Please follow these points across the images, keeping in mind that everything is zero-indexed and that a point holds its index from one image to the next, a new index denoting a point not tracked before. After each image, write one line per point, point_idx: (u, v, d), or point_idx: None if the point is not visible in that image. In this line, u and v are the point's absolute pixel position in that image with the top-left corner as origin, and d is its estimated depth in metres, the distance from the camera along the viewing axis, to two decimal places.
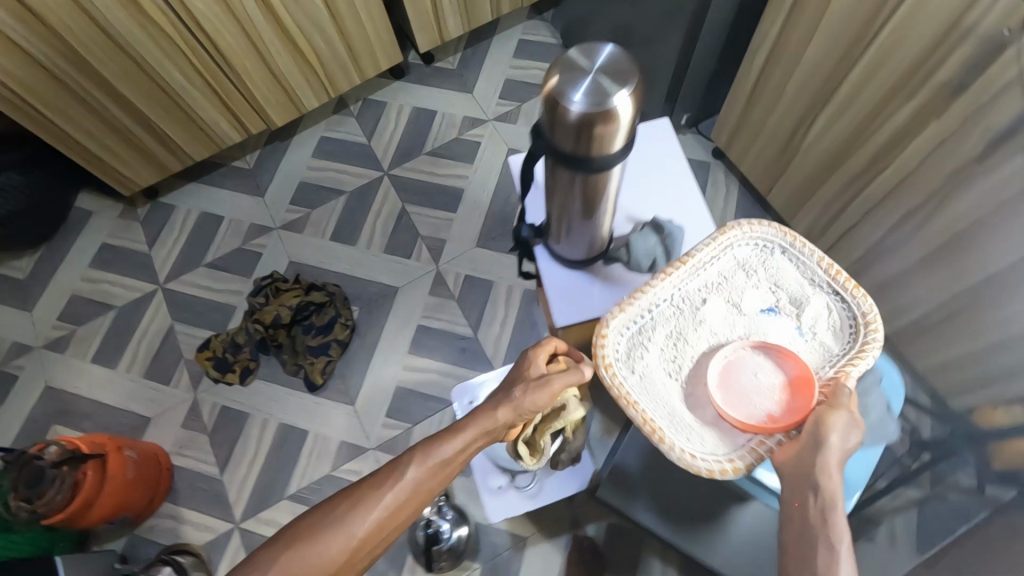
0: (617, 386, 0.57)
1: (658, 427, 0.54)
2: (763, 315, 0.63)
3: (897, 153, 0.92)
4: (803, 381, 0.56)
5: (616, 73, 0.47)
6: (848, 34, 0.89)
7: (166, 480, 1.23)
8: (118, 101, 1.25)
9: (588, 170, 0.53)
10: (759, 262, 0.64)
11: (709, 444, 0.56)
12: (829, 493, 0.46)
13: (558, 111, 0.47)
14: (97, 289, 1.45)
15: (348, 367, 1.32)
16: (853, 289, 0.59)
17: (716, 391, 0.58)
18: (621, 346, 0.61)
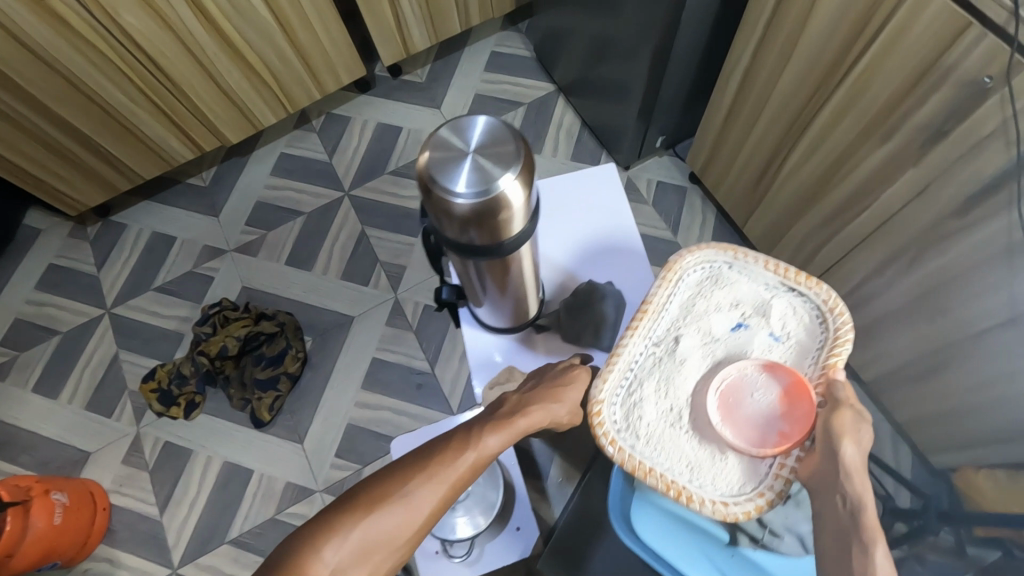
0: (628, 461, 0.61)
1: (679, 487, 0.59)
2: (736, 331, 0.67)
3: (875, 197, 0.84)
4: (798, 388, 0.60)
5: (496, 147, 0.41)
6: (821, 67, 0.81)
7: (102, 522, 1.18)
8: (55, 122, 1.17)
9: (499, 252, 0.47)
10: (714, 280, 0.69)
11: (735, 479, 0.60)
12: (855, 499, 0.51)
13: (439, 202, 0.41)
14: (42, 313, 1.38)
15: (299, 402, 1.26)
16: (805, 281, 0.64)
17: (722, 426, 0.61)
18: (616, 412, 0.64)
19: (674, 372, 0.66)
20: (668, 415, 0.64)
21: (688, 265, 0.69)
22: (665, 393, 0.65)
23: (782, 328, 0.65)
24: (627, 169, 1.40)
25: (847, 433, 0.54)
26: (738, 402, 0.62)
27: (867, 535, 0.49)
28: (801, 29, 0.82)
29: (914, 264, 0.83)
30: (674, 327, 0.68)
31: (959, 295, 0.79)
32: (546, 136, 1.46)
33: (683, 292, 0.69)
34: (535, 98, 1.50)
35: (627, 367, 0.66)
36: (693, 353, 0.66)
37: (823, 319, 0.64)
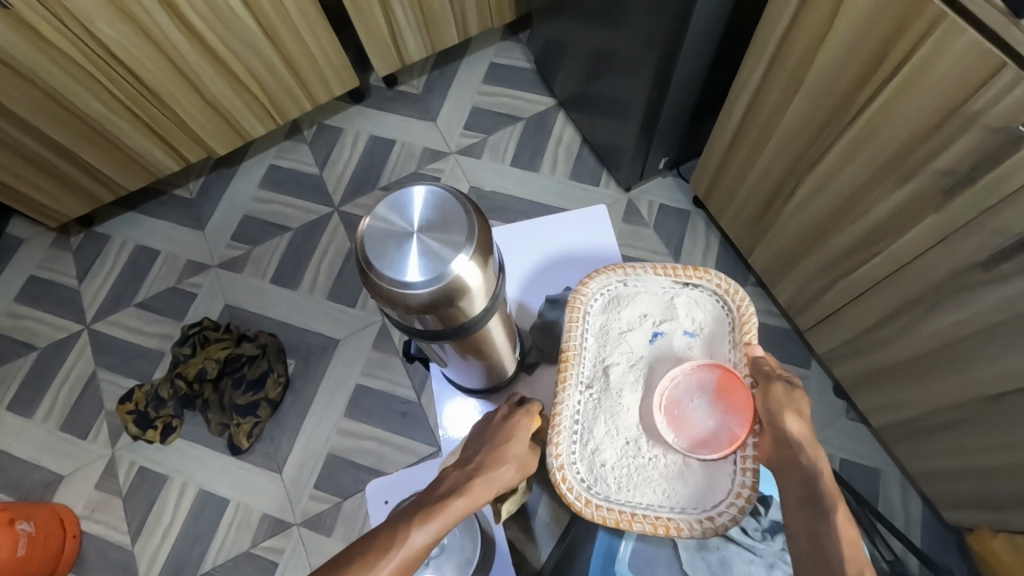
0: (609, 517, 0.57)
1: (665, 521, 0.56)
2: (655, 341, 0.64)
3: (891, 240, 0.78)
4: (728, 380, 0.59)
5: (442, 230, 0.45)
6: (832, 100, 0.76)
7: (72, 549, 1.13)
8: (35, 135, 1.13)
9: (462, 331, 0.51)
10: (617, 300, 0.65)
11: (709, 489, 0.57)
12: (811, 468, 0.52)
13: (400, 294, 0.44)
14: (20, 326, 1.34)
15: (278, 428, 1.21)
16: (692, 274, 0.63)
17: (677, 440, 0.58)
18: (579, 469, 0.59)
19: (613, 410, 0.61)
20: (627, 450, 0.60)
21: (593, 290, 0.64)
22: (616, 431, 0.61)
23: (693, 322, 0.63)
24: (628, 190, 1.34)
25: (786, 410, 0.54)
26: (683, 413, 0.59)
27: (827, 501, 0.51)
28: (811, 57, 0.76)
29: (931, 314, 0.78)
30: (597, 359, 0.64)
31: (983, 348, 0.73)
32: (545, 153, 1.40)
33: (593, 319, 0.65)
34: (534, 112, 1.44)
35: (571, 419, 0.61)
36: (625, 380, 0.62)
37: (723, 300, 0.62)
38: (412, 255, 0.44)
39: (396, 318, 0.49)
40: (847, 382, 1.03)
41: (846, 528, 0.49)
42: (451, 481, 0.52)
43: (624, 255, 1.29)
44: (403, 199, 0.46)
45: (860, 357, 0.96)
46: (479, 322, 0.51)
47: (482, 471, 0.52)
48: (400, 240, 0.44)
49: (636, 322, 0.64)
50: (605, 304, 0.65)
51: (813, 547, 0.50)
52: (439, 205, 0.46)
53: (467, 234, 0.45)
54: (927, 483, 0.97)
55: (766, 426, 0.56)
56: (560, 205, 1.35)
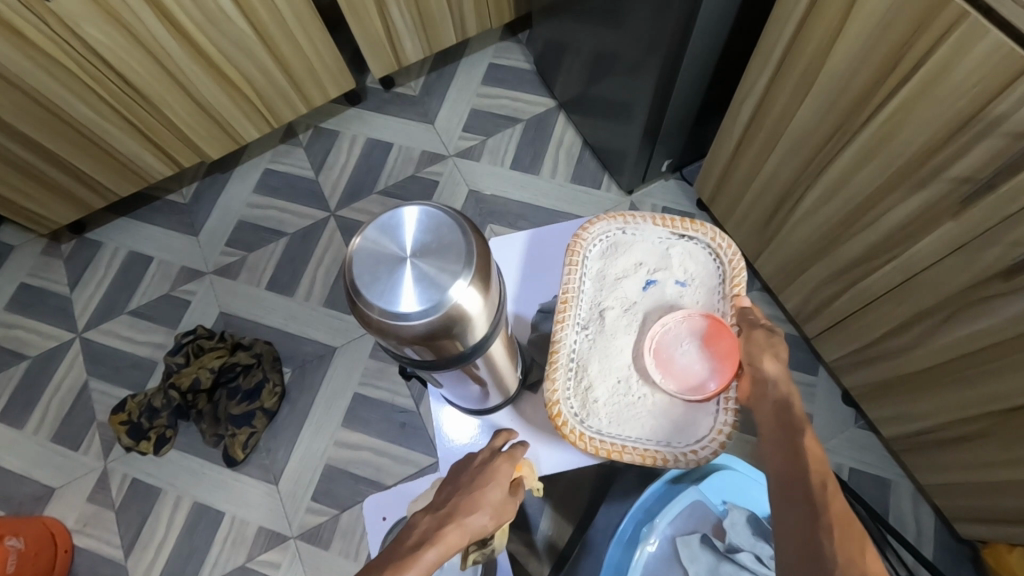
0: (601, 448, 0.59)
1: (653, 453, 0.58)
2: (648, 289, 0.64)
3: (905, 248, 0.76)
4: (716, 329, 0.61)
5: (437, 255, 0.42)
6: (842, 103, 0.74)
7: (63, 565, 1.11)
8: (22, 142, 1.10)
9: (459, 359, 0.48)
10: (613, 248, 0.66)
11: (692, 427, 0.59)
12: (784, 400, 0.56)
13: (398, 326, 0.42)
14: (10, 335, 1.31)
15: (274, 439, 1.18)
16: (690, 226, 0.64)
17: (664, 381, 0.60)
18: (573, 405, 0.61)
19: (608, 349, 0.63)
20: (618, 389, 0.62)
21: (592, 234, 0.65)
22: (609, 370, 0.62)
23: (685, 273, 0.65)
24: (630, 193, 1.32)
25: (766, 352, 0.58)
26: (673, 355, 0.61)
27: (797, 427, 0.54)
28: (821, 59, 0.73)
29: (947, 325, 0.76)
30: (594, 304, 0.65)
31: (1001, 360, 0.71)
32: (545, 157, 1.37)
33: (590, 265, 0.65)
34: (535, 114, 1.41)
35: (567, 358, 0.63)
36: (619, 324, 0.64)
37: (716, 254, 0.64)
38: (406, 282, 0.41)
39: (389, 347, 0.46)
40: (857, 391, 1.00)
41: (812, 447, 0.53)
42: (421, 527, 0.50)
43: None
44: (395, 221, 0.43)
45: (872, 366, 0.93)
46: (479, 350, 0.48)
47: (454, 516, 0.51)
48: (393, 267, 0.42)
49: (631, 270, 0.65)
50: (603, 250, 0.66)
51: (780, 462, 0.54)
52: (434, 229, 0.43)
53: (464, 259, 0.43)
54: (940, 495, 0.95)
55: (745, 368, 0.59)
56: (561, 209, 1.32)
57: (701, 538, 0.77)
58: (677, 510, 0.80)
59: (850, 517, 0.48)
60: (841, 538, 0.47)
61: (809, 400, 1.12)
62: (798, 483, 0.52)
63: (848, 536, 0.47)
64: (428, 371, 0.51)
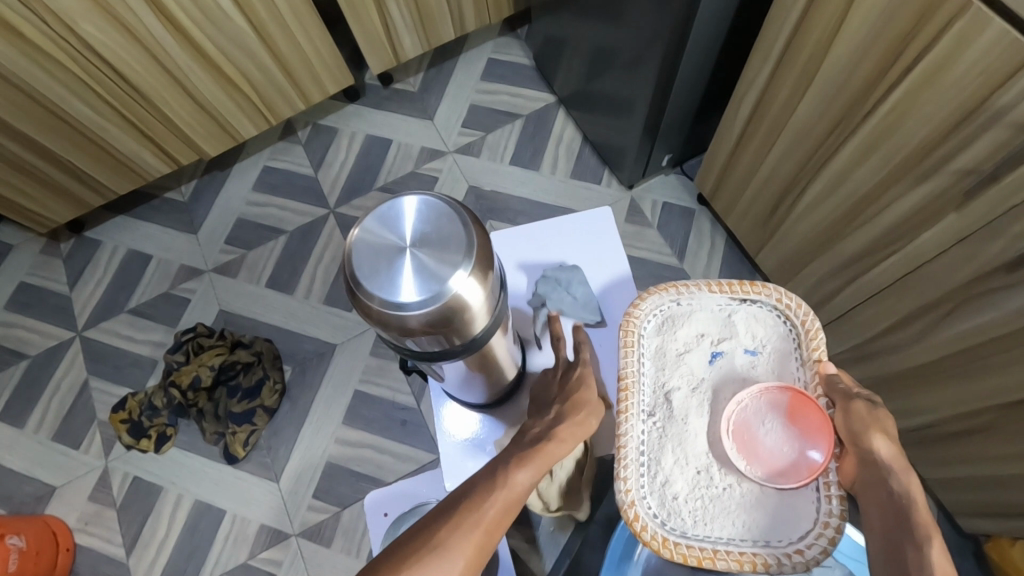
0: (690, 557, 0.50)
1: (751, 556, 0.49)
2: (715, 362, 0.57)
3: (908, 241, 0.76)
4: (800, 401, 0.52)
5: (437, 246, 0.42)
6: (845, 96, 0.73)
7: (65, 564, 1.11)
8: (20, 140, 1.10)
9: (461, 351, 0.48)
10: (670, 321, 0.59)
11: (793, 521, 0.50)
12: (902, 495, 0.45)
13: (397, 315, 0.41)
14: (10, 334, 1.31)
15: (275, 437, 1.18)
16: (752, 290, 0.57)
17: (752, 469, 0.52)
18: (650, 506, 0.52)
19: (682, 437, 0.54)
20: (699, 480, 0.53)
21: (645, 312, 0.59)
22: (685, 461, 0.53)
23: (755, 339, 0.57)
24: (631, 189, 1.31)
25: (873, 427, 0.48)
26: (756, 437, 0.53)
27: (921, 532, 0.42)
28: (823, 52, 0.73)
29: (948, 319, 0.76)
30: (657, 385, 0.57)
31: (1006, 353, 0.71)
32: (545, 152, 1.37)
33: (648, 343, 0.59)
34: (534, 110, 1.41)
35: (635, 450, 0.54)
36: (689, 405, 0.56)
37: (785, 316, 0.57)
38: (406, 272, 0.41)
39: (390, 339, 0.46)
40: None
41: (943, 565, 0.40)
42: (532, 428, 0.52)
43: (628, 255, 1.26)
44: (394, 212, 0.43)
45: (874, 361, 0.93)
46: (480, 341, 0.48)
47: (562, 417, 0.52)
48: (392, 257, 0.41)
49: (693, 342, 0.58)
50: (659, 325, 0.59)
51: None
52: (434, 220, 0.43)
53: (464, 250, 0.42)
54: (942, 490, 0.96)
55: (849, 446, 0.50)
56: (561, 205, 1.32)
57: None
58: None
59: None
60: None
61: None
62: None
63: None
64: (430, 362, 0.50)
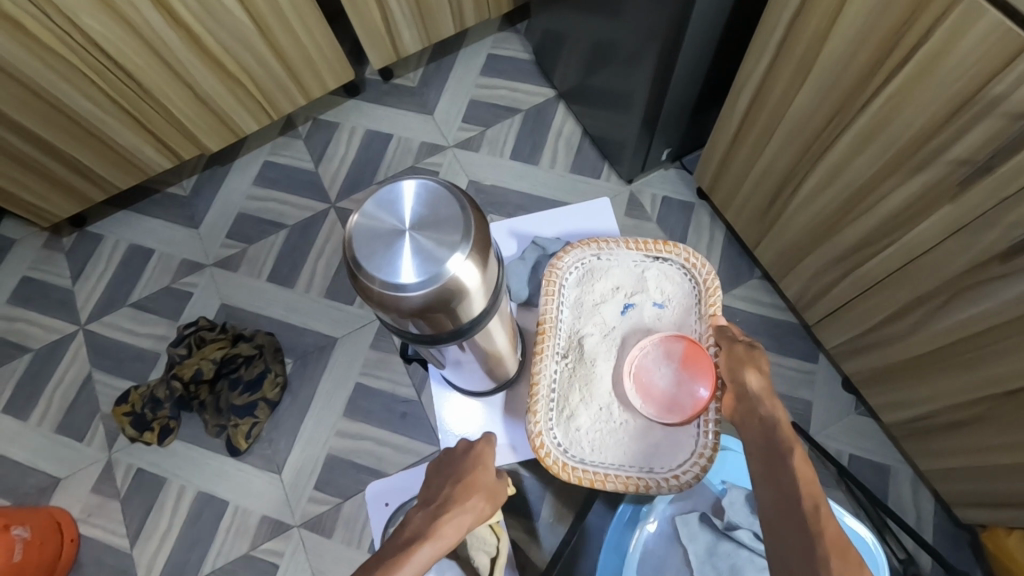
0: (585, 477, 0.71)
1: (635, 480, 0.70)
2: (626, 311, 0.79)
3: (904, 232, 0.76)
4: (692, 354, 0.72)
5: (436, 229, 0.43)
6: (840, 87, 0.74)
7: (69, 554, 1.12)
8: (22, 135, 1.11)
9: (459, 335, 0.49)
10: (590, 276, 0.79)
11: (675, 452, 0.71)
12: (770, 419, 0.60)
13: (394, 296, 0.42)
14: (13, 328, 1.32)
15: (277, 430, 1.19)
16: (661, 249, 0.77)
17: (643, 406, 0.73)
18: (556, 435, 0.73)
19: (587, 378, 0.76)
20: (600, 414, 0.75)
21: (567, 263, 0.79)
22: (589, 398, 0.75)
23: (660, 295, 0.79)
24: (630, 183, 1.31)
25: (747, 366, 0.64)
26: (650, 379, 0.74)
27: (784, 447, 0.57)
28: (819, 45, 0.73)
29: (946, 309, 0.77)
30: (573, 331, 0.79)
31: (1003, 343, 0.72)
32: (544, 147, 1.37)
33: (568, 293, 0.80)
34: (533, 104, 1.41)
35: (550, 386, 0.76)
36: (599, 348, 0.78)
37: (689, 272, 0.77)
38: (405, 254, 0.42)
39: (389, 322, 0.47)
40: (857, 378, 1.02)
41: (804, 470, 0.54)
42: (417, 522, 0.57)
43: None
44: (393, 195, 0.44)
45: (873, 352, 0.94)
46: (477, 325, 0.49)
47: (449, 506, 0.58)
48: (392, 239, 0.42)
49: (608, 295, 0.79)
50: (579, 278, 0.80)
51: (774, 488, 0.54)
52: (432, 204, 0.44)
53: (461, 234, 0.43)
54: (939, 481, 0.97)
55: (729, 384, 0.66)
56: (561, 199, 1.32)
57: (700, 517, 0.78)
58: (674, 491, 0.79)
59: (849, 550, 0.46)
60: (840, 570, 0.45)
61: (808, 387, 1.13)
62: (793, 508, 0.52)
63: (848, 567, 0.46)
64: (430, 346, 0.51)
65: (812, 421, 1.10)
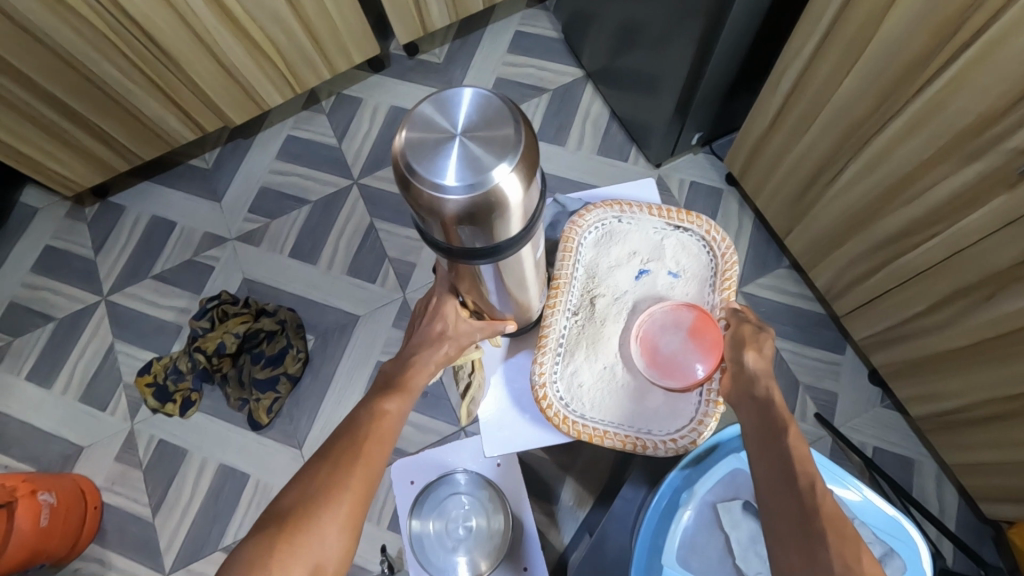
0: (583, 432, 0.63)
1: (634, 440, 0.62)
2: (641, 278, 0.68)
3: (952, 221, 0.75)
4: (703, 321, 0.63)
5: (487, 131, 0.37)
6: (894, 71, 0.71)
7: (92, 521, 1.13)
8: (48, 100, 1.10)
9: (494, 256, 0.43)
10: (609, 237, 0.69)
11: (674, 416, 0.62)
12: (765, 398, 0.57)
13: (428, 202, 0.37)
14: (37, 297, 1.32)
15: (298, 406, 1.19)
16: (685, 217, 0.68)
17: (647, 370, 0.63)
18: (559, 388, 0.64)
19: (596, 336, 0.66)
20: (604, 373, 0.65)
21: (588, 221, 0.68)
22: (596, 357, 0.65)
23: (677, 265, 0.68)
24: (658, 166, 1.29)
25: (746, 345, 0.59)
26: (656, 342, 0.64)
27: (781, 425, 0.55)
28: (874, 25, 0.71)
29: (992, 300, 0.75)
30: (586, 290, 0.68)
31: None
32: (571, 128, 1.35)
33: (585, 253, 0.69)
34: (561, 84, 1.38)
35: (556, 342, 0.66)
36: (609, 312, 0.67)
37: (709, 246, 0.68)
38: (450, 156, 0.36)
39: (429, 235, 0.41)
40: (887, 370, 1.01)
41: (798, 447, 0.54)
42: (390, 368, 0.58)
43: None
44: (449, 97, 0.38)
45: (907, 344, 0.93)
46: (517, 246, 0.43)
47: (416, 352, 0.57)
48: (436, 140, 0.36)
49: (625, 259, 0.69)
50: (597, 238, 0.69)
51: (768, 464, 0.54)
52: (485, 104, 0.38)
53: (515, 136, 0.37)
54: (966, 476, 0.96)
55: (728, 363, 0.60)
56: (587, 181, 1.31)
57: (743, 505, 0.72)
58: (714, 477, 0.73)
59: (843, 520, 0.49)
60: (837, 546, 0.48)
61: (832, 379, 1.12)
62: (787, 481, 0.53)
63: (843, 542, 0.48)
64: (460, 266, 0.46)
65: (836, 413, 1.10)
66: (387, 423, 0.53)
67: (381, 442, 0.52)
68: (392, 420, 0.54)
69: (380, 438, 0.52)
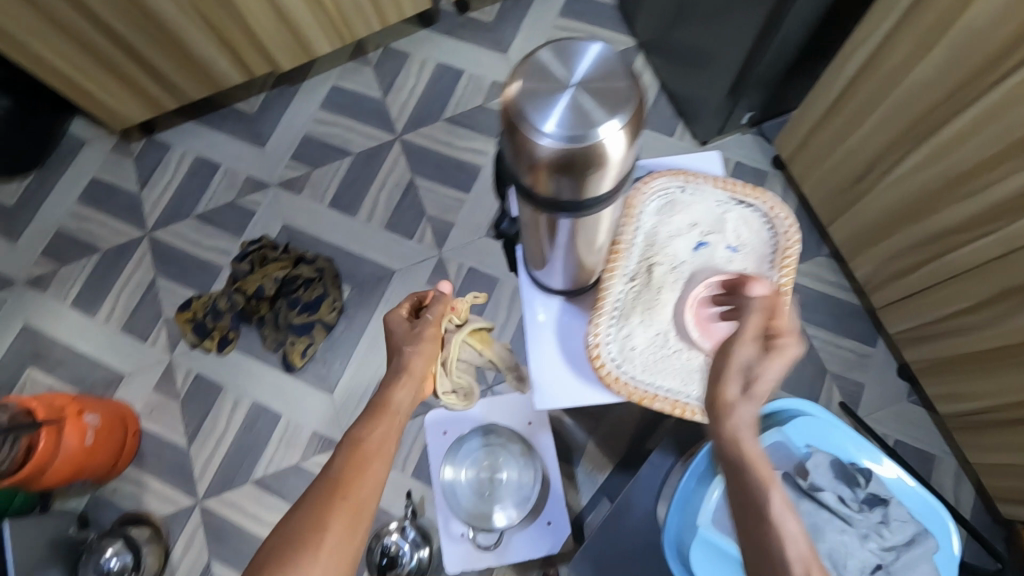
0: (634, 393, 0.65)
1: (683, 406, 0.64)
2: (700, 250, 0.69)
3: (1008, 223, 0.74)
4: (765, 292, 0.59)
5: (601, 87, 0.37)
6: (970, 62, 0.70)
7: (131, 445, 1.19)
8: (106, 33, 1.11)
9: (577, 210, 0.44)
10: (671, 206, 0.70)
11: None
12: None
13: (529, 146, 0.37)
14: (84, 227, 1.36)
15: (331, 352, 1.23)
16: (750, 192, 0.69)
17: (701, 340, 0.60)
18: (612, 349, 0.66)
19: (650, 301, 0.67)
20: (657, 340, 0.66)
21: (652, 189, 0.70)
22: (650, 323, 0.67)
23: (737, 239, 0.68)
24: (704, 143, 1.28)
25: None
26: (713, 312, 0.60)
27: None
28: (957, 12, 0.69)
29: None
30: (645, 256, 0.69)
31: None
32: None
33: (646, 220, 0.70)
34: None
35: (612, 305, 0.67)
36: (666, 280, 0.67)
37: (771, 223, 0.68)
38: (558, 105, 0.37)
39: (520, 182, 0.42)
40: (918, 366, 1.01)
41: None
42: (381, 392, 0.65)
43: None
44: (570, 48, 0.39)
45: (941, 341, 0.93)
46: (601, 204, 0.44)
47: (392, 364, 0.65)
48: (549, 89, 0.37)
49: (685, 229, 0.69)
50: (660, 207, 0.70)
51: None
52: (604, 61, 0.38)
53: (626, 94, 0.38)
54: (986, 475, 0.97)
55: None
56: None
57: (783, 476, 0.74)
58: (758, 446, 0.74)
59: None
60: None
61: (861, 370, 1.12)
62: None
63: None
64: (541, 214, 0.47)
65: (861, 404, 1.11)
66: (377, 443, 0.58)
67: (370, 459, 0.57)
68: (381, 439, 0.59)
69: (370, 455, 0.57)
